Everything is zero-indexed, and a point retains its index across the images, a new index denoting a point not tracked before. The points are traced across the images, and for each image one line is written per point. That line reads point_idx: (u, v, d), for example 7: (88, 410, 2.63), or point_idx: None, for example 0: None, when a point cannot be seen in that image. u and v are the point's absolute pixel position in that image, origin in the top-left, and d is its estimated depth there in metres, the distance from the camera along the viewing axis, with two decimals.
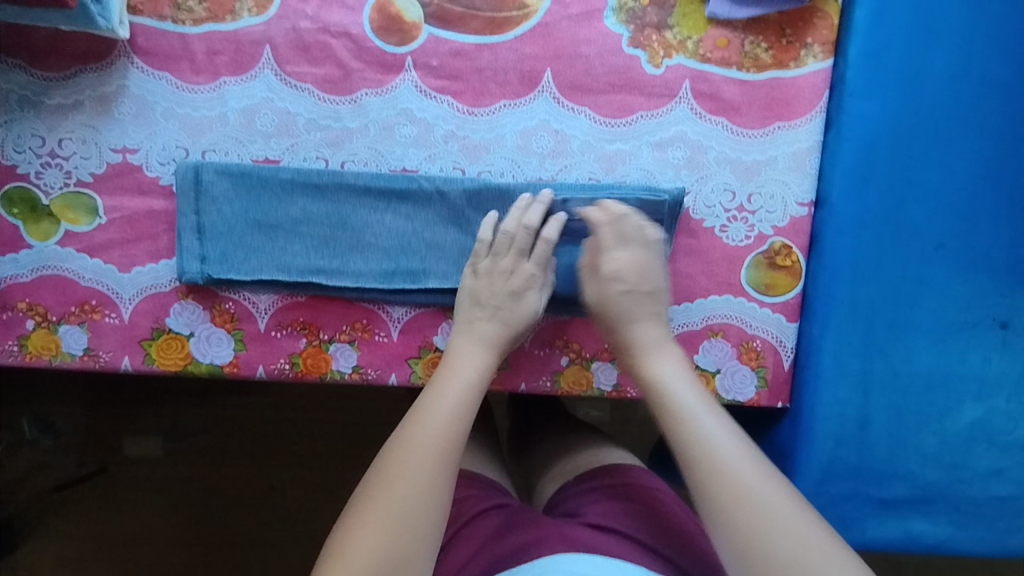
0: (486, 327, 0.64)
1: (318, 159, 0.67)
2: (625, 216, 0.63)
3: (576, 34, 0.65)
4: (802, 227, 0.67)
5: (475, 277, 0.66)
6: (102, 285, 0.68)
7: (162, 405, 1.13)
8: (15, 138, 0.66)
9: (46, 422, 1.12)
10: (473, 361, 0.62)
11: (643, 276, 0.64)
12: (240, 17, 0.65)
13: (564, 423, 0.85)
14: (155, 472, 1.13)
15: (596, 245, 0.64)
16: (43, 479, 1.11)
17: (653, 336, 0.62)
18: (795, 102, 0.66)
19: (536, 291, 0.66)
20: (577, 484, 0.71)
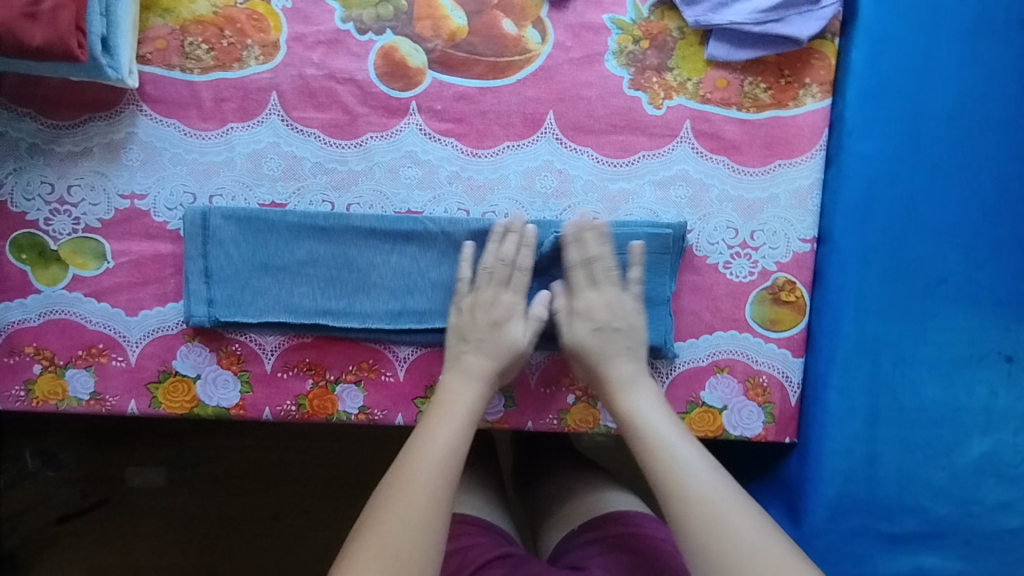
0: (471, 360, 0.64)
1: (324, 202, 0.68)
2: (601, 257, 0.65)
3: (578, 77, 0.66)
4: (805, 262, 0.68)
5: (458, 313, 0.66)
6: (110, 329, 0.68)
7: (165, 436, 1.13)
8: (24, 186, 0.66)
9: (49, 453, 1.11)
10: (465, 393, 0.62)
11: (614, 312, 0.65)
12: (247, 64, 0.66)
13: (567, 460, 0.85)
14: (156, 504, 1.12)
15: (576, 281, 0.65)
16: (46, 511, 1.10)
17: (627, 370, 0.63)
18: (796, 140, 0.67)
19: (518, 319, 0.66)
20: (581, 533, 0.72)
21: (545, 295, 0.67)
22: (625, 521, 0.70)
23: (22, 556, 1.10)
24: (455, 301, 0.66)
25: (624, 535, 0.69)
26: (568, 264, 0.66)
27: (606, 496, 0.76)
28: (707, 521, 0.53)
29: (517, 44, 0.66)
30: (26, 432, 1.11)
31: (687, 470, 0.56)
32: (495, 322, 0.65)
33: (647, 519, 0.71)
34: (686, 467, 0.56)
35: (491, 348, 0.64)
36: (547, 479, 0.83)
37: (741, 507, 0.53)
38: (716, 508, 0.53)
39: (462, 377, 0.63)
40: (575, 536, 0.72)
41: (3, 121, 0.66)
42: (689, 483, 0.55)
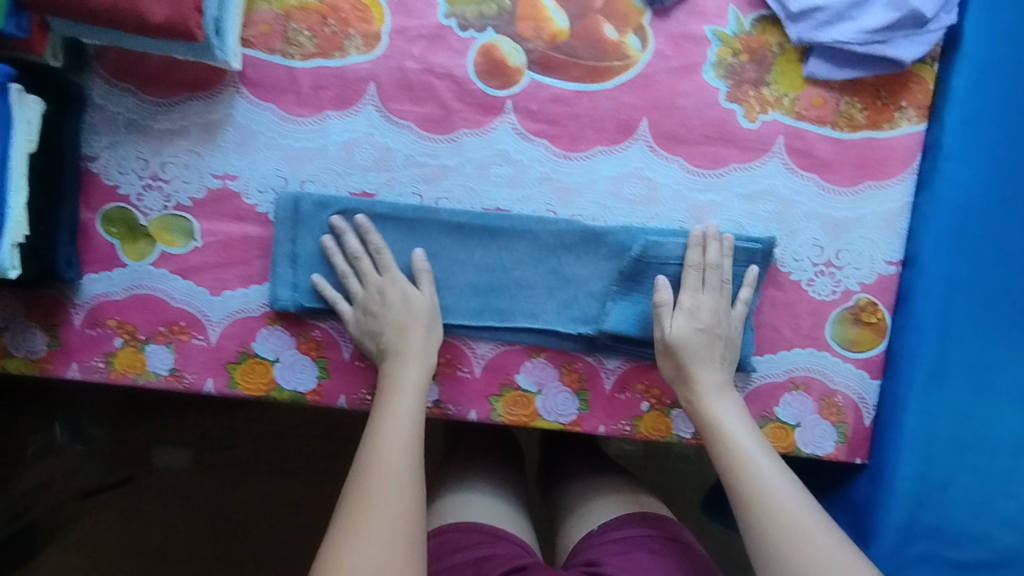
0: (404, 343, 0.64)
1: (414, 194, 0.68)
2: (716, 266, 0.65)
3: (675, 87, 0.66)
4: (888, 284, 0.69)
5: (359, 325, 0.66)
6: (193, 307, 0.69)
7: (195, 417, 1.14)
8: (119, 160, 0.67)
9: (78, 428, 1.11)
10: (412, 375, 0.63)
11: (717, 318, 0.65)
12: (348, 54, 0.66)
13: (581, 460, 0.85)
14: (181, 483, 1.14)
15: (688, 279, 0.65)
16: (71, 486, 1.11)
17: (714, 378, 0.63)
18: (888, 163, 0.67)
19: (406, 285, 0.66)
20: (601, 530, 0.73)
21: (416, 255, 0.66)
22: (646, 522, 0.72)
23: (43, 530, 1.11)
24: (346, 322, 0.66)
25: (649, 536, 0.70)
26: (686, 262, 0.66)
27: (625, 496, 0.77)
28: (794, 548, 0.53)
29: (617, 50, 0.66)
30: (55, 406, 1.09)
31: (773, 491, 0.56)
32: (403, 297, 0.65)
33: (670, 522, 0.73)
34: (773, 486, 0.57)
35: (413, 324, 0.65)
36: (567, 477, 0.84)
37: (827, 535, 0.54)
38: (803, 535, 0.53)
39: (401, 362, 0.64)
40: (601, 531, 0.72)
41: (103, 95, 0.66)
42: (776, 504, 0.55)
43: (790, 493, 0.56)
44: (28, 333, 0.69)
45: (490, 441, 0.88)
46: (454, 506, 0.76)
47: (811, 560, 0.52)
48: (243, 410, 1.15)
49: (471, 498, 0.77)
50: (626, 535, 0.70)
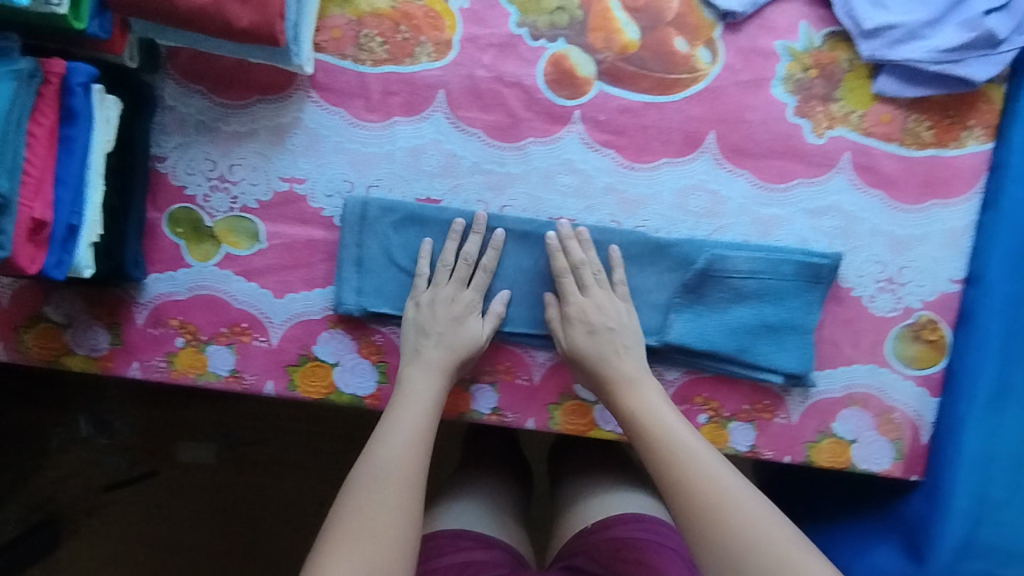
0: (432, 355, 0.65)
1: (479, 202, 0.68)
2: (585, 262, 0.66)
3: (743, 100, 0.67)
4: (949, 302, 0.69)
5: (416, 308, 0.66)
6: (255, 308, 0.69)
7: (222, 414, 1.15)
8: (187, 161, 0.67)
9: (103, 421, 1.15)
10: (429, 387, 0.63)
11: (605, 315, 0.65)
12: (419, 61, 0.66)
13: (570, 459, 0.85)
14: (206, 479, 1.16)
15: (565, 288, 0.66)
16: (96, 477, 1.15)
17: (636, 368, 0.64)
18: (953, 181, 0.67)
19: (478, 314, 0.67)
20: (585, 535, 0.73)
21: (504, 293, 0.68)
22: (626, 524, 0.72)
23: (66, 519, 1.15)
24: (411, 295, 0.67)
25: (633, 539, 0.70)
26: (555, 272, 0.66)
27: (613, 496, 0.77)
28: (720, 519, 0.52)
29: (686, 63, 0.66)
30: (83, 400, 1.15)
31: (703, 465, 0.55)
32: (455, 321, 0.65)
33: (651, 522, 0.73)
34: (704, 462, 0.56)
35: (449, 344, 0.65)
36: (561, 479, 0.84)
37: (746, 500, 0.53)
38: (733, 505, 0.52)
39: (423, 370, 0.64)
40: (586, 534, 0.73)
41: (174, 96, 0.67)
42: (705, 477, 0.54)
43: (719, 466, 0.55)
44: (91, 331, 0.69)
45: (489, 445, 0.89)
46: (445, 510, 0.77)
47: (739, 528, 0.51)
48: (268, 408, 1.15)
49: (464, 503, 0.78)
50: (607, 538, 0.71)
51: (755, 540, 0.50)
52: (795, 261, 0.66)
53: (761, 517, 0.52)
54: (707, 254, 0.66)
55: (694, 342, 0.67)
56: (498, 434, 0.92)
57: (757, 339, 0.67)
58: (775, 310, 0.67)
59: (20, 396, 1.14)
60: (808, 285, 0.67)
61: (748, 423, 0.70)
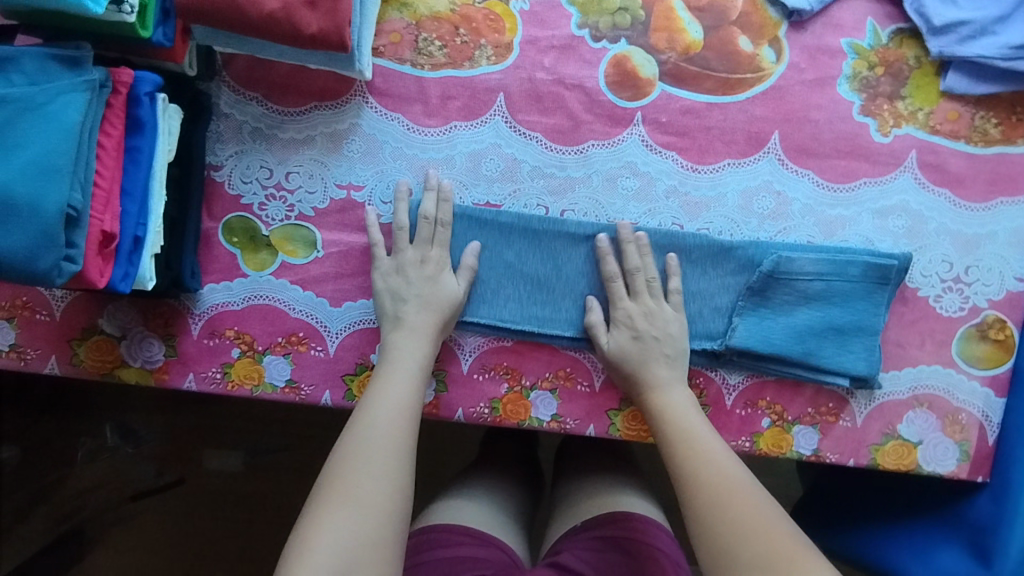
0: (416, 318, 0.63)
1: (539, 206, 0.67)
2: (640, 269, 0.66)
3: (809, 99, 0.66)
4: (1017, 301, 0.68)
5: (384, 276, 0.65)
6: (312, 317, 0.68)
7: (251, 421, 1.15)
8: (243, 169, 0.66)
9: (128, 430, 1.15)
10: (415, 351, 0.62)
11: (652, 323, 0.65)
12: (479, 64, 0.66)
13: (576, 459, 0.83)
14: (234, 487, 1.14)
15: (615, 293, 0.66)
16: (122, 487, 1.14)
17: (666, 369, 0.65)
18: (1020, 179, 0.67)
19: (450, 270, 0.66)
20: (575, 532, 0.72)
21: (474, 246, 0.66)
22: (615, 523, 0.70)
23: (91, 531, 1.13)
24: (374, 267, 0.65)
25: (623, 539, 0.69)
26: (606, 277, 0.66)
27: (613, 496, 0.75)
28: (727, 509, 0.54)
29: (751, 62, 0.66)
30: (107, 409, 1.15)
31: (718, 464, 0.58)
32: (434, 278, 0.65)
33: (649, 524, 0.70)
34: (720, 462, 0.58)
35: (431, 303, 0.64)
36: (563, 478, 0.82)
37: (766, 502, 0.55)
38: (738, 498, 0.55)
39: (409, 335, 0.63)
40: (577, 531, 0.72)
41: (229, 103, 0.66)
42: (717, 473, 0.57)
43: (732, 465, 0.58)
44: (146, 342, 0.68)
45: (498, 445, 0.89)
46: (442, 503, 0.76)
47: (746, 517, 0.53)
48: (296, 415, 1.14)
49: (463, 497, 0.77)
50: (598, 537, 0.69)
51: (762, 530, 0.52)
52: (863, 261, 0.65)
53: (768, 511, 0.54)
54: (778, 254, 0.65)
55: (760, 346, 0.65)
56: (508, 433, 0.92)
57: (825, 342, 0.66)
58: (843, 312, 0.66)
59: (45, 405, 1.14)
60: (803, 277, 0.65)
61: (813, 427, 0.69)
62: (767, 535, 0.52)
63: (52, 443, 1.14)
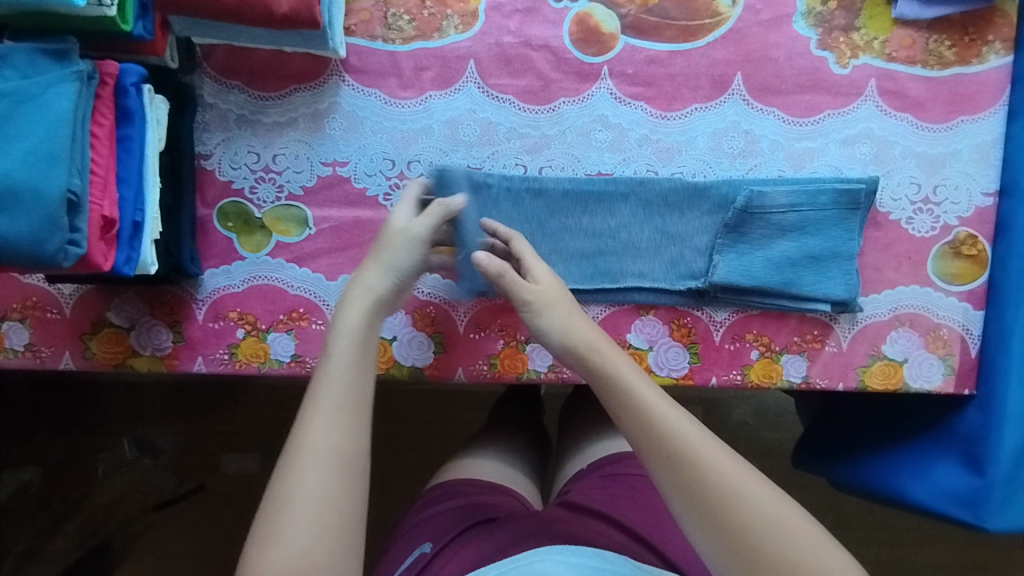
0: (370, 281, 0.61)
1: (518, 165, 0.70)
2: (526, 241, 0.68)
3: (767, 39, 0.69)
4: (987, 216, 0.70)
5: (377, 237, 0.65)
6: (311, 293, 0.71)
7: (264, 422, 1.18)
8: (231, 155, 0.69)
9: (147, 441, 1.18)
10: (348, 330, 0.59)
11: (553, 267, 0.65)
12: (447, 34, 0.69)
13: (580, 414, 0.86)
14: (255, 487, 1.17)
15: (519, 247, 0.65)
16: (146, 497, 1.17)
17: (592, 338, 0.60)
18: (978, 96, 0.69)
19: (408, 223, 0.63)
20: (583, 474, 0.75)
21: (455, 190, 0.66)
22: (621, 461, 0.74)
23: (118, 544, 1.16)
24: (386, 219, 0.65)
25: (630, 476, 0.72)
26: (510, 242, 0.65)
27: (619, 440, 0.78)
28: (723, 510, 0.50)
29: (708, 8, 0.69)
30: (123, 422, 1.18)
31: (701, 454, 0.52)
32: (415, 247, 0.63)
33: None
34: (702, 456, 0.52)
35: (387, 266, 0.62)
36: (569, 430, 0.85)
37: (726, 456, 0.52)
38: (735, 494, 0.50)
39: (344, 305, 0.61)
40: (584, 472, 0.74)
41: (213, 93, 0.69)
42: (703, 467, 0.51)
43: (712, 450, 0.52)
44: (154, 331, 0.71)
45: (505, 409, 0.92)
46: (455, 462, 0.79)
47: (752, 518, 0.49)
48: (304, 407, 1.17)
49: (475, 455, 0.80)
50: (603, 476, 0.72)
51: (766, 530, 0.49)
52: (833, 188, 0.67)
53: (769, 505, 0.50)
54: (752, 190, 0.68)
55: (741, 280, 0.68)
56: (511, 398, 0.95)
57: (803, 271, 0.68)
58: (817, 240, 0.68)
59: (63, 424, 1.18)
60: (778, 211, 0.68)
61: (800, 355, 0.71)
62: (778, 537, 0.49)
63: (70, 461, 1.17)
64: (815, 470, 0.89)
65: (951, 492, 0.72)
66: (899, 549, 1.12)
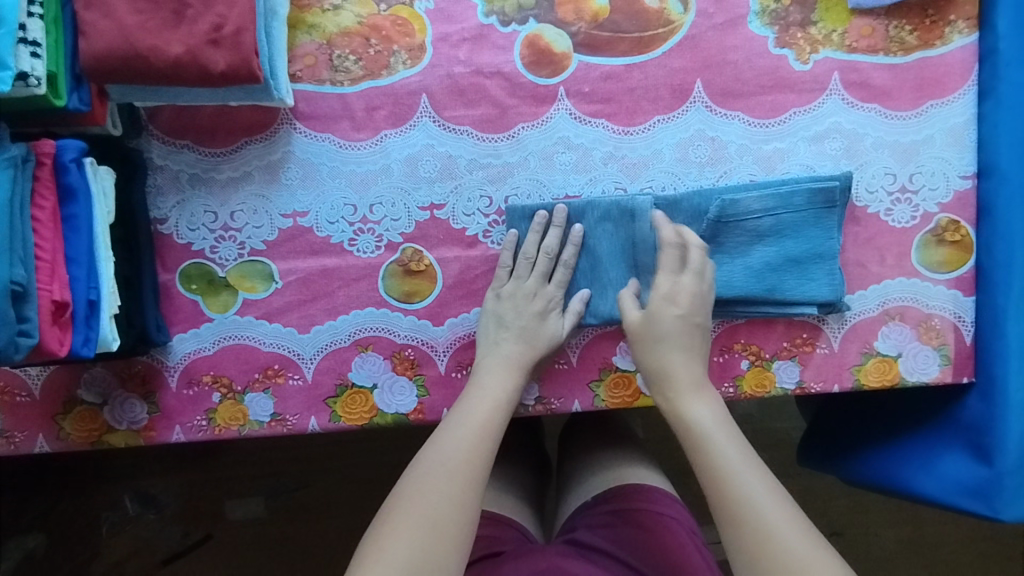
0: (511, 349, 0.65)
1: (482, 197, 0.68)
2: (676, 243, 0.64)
3: (723, 42, 0.67)
4: (968, 199, 0.68)
5: (497, 299, 0.67)
6: (284, 348, 0.68)
7: (263, 466, 1.15)
8: (188, 217, 0.68)
9: (147, 496, 1.14)
10: (502, 382, 0.63)
11: (696, 303, 0.63)
12: (396, 70, 0.67)
13: (581, 441, 0.83)
14: (260, 533, 1.14)
15: (667, 260, 0.64)
16: (152, 552, 1.14)
17: (686, 369, 0.60)
18: (946, 79, 0.68)
19: (557, 313, 0.67)
20: (588, 508, 0.72)
21: (583, 292, 0.68)
22: (629, 495, 0.71)
23: None
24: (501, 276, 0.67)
25: (636, 512, 0.69)
26: (661, 243, 0.65)
27: (628, 470, 0.75)
28: (763, 541, 0.49)
29: (659, 17, 0.67)
30: (121, 480, 1.15)
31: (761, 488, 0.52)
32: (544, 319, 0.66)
33: (656, 493, 0.71)
34: (758, 493, 0.52)
35: (527, 339, 0.65)
36: (569, 457, 0.83)
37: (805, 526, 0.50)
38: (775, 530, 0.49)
39: (501, 363, 0.64)
40: (589, 507, 0.72)
41: (162, 155, 0.67)
42: (755, 500, 0.51)
43: (767, 489, 0.52)
44: (128, 404, 0.69)
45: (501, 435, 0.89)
46: None
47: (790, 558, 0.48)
48: (302, 448, 1.15)
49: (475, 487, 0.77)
50: (608, 511, 0.70)
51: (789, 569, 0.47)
52: (807, 187, 0.66)
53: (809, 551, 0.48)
54: (725, 199, 0.66)
55: (723, 293, 0.66)
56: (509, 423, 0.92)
57: (786, 275, 0.67)
58: (796, 243, 0.66)
59: (60, 488, 1.14)
60: (758, 214, 0.66)
61: (792, 360, 0.69)
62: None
63: (70, 525, 1.14)
64: (819, 466, 0.87)
65: (961, 483, 0.69)
66: (919, 527, 1.09)
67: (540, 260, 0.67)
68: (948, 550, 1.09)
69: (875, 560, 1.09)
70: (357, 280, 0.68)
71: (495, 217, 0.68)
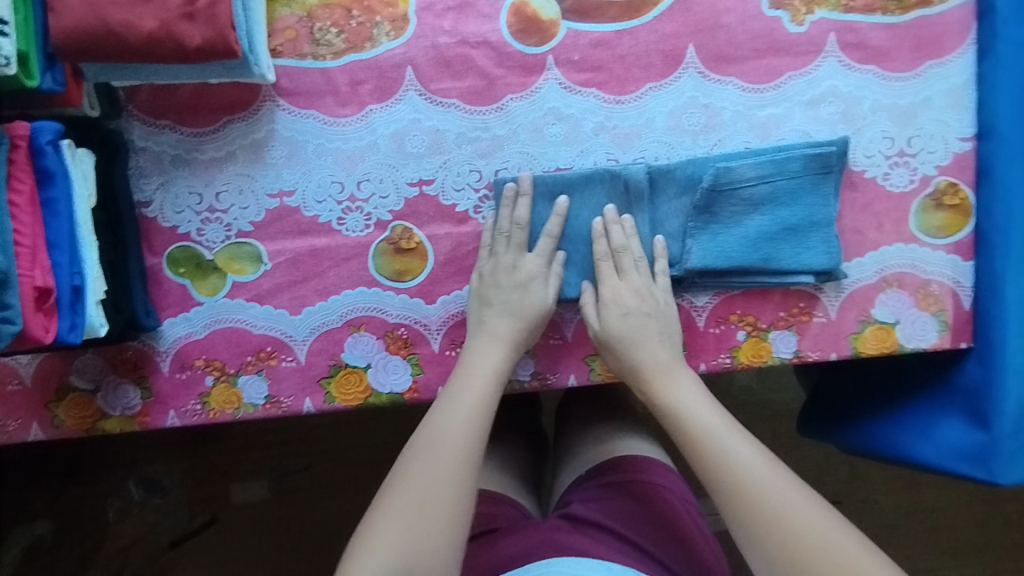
0: (498, 326, 0.64)
1: (471, 171, 0.67)
2: (625, 249, 0.65)
3: (715, 5, 0.65)
4: (967, 161, 0.67)
5: (481, 278, 0.65)
6: (275, 330, 0.68)
7: (265, 448, 1.15)
8: (173, 199, 0.66)
9: (152, 482, 1.14)
10: (494, 357, 0.63)
11: (642, 299, 0.65)
12: (379, 42, 0.65)
13: (576, 417, 0.83)
14: (266, 514, 1.14)
15: (602, 271, 0.66)
16: (157, 539, 1.12)
17: (653, 355, 0.63)
18: (944, 38, 0.66)
19: (542, 282, 0.65)
20: (583, 482, 0.72)
21: (561, 254, 0.66)
22: (623, 466, 0.70)
23: None
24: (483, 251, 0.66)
25: (631, 484, 0.69)
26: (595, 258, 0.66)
27: (622, 442, 0.75)
28: (760, 508, 0.52)
29: None
30: (125, 464, 1.14)
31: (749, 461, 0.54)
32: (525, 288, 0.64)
33: (651, 463, 0.71)
34: (751, 468, 0.54)
35: (514, 313, 0.64)
36: (565, 434, 0.82)
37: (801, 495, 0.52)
38: (779, 509, 0.51)
39: (489, 340, 0.64)
40: (584, 481, 0.72)
41: (143, 136, 0.66)
42: (747, 475, 0.53)
43: (774, 477, 0.53)
44: (121, 390, 0.68)
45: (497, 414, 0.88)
46: None
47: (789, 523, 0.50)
48: (302, 430, 1.15)
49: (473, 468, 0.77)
50: (605, 484, 0.69)
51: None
52: (801, 153, 0.64)
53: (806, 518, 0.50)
54: (717, 168, 0.64)
55: (714, 263, 0.65)
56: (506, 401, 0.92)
57: (781, 245, 0.65)
58: (792, 211, 0.65)
59: (67, 474, 1.14)
60: (751, 182, 0.64)
61: (789, 330, 0.68)
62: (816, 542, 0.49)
63: (75, 512, 1.13)
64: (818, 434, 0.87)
65: (960, 448, 0.68)
66: (918, 491, 1.10)
67: (516, 231, 0.65)
68: (948, 514, 1.09)
69: (877, 527, 1.09)
70: (347, 260, 0.67)
71: (484, 192, 0.67)
